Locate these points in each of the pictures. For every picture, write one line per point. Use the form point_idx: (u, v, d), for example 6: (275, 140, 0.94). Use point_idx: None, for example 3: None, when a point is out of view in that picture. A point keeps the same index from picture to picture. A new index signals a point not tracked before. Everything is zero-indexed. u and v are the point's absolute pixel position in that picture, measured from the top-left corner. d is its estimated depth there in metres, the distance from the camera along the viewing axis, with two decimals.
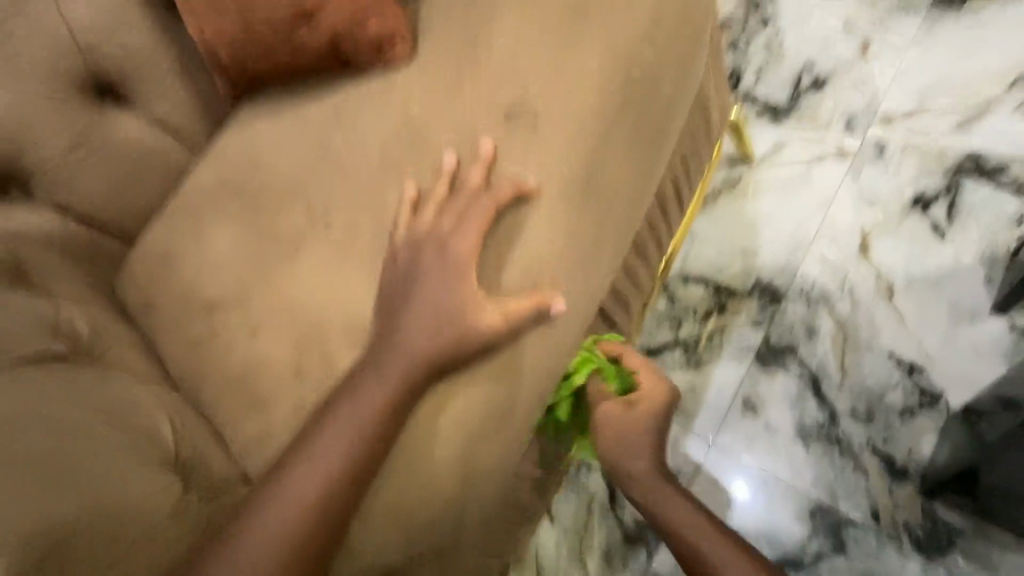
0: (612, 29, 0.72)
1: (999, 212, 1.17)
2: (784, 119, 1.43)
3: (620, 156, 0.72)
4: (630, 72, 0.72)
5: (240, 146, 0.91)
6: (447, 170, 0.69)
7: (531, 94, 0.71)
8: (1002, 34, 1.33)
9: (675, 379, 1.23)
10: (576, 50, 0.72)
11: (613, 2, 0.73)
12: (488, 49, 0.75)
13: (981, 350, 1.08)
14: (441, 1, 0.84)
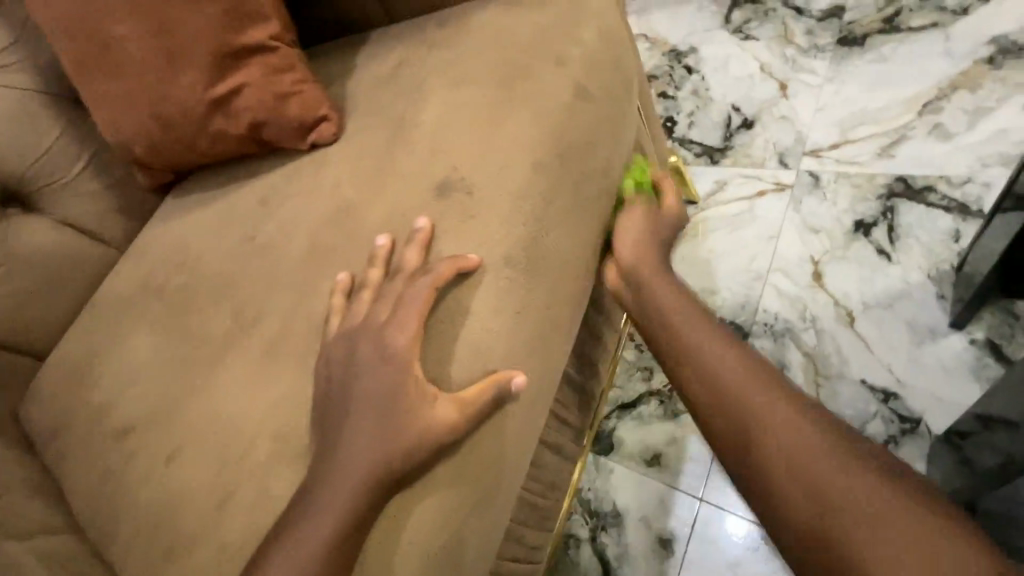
0: (542, 93, 0.71)
1: (935, 230, 1.21)
2: (721, 159, 1.49)
3: (565, 216, 0.68)
4: (566, 131, 0.70)
5: (167, 243, 0.85)
6: (379, 253, 0.64)
7: (464, 163, 0.67)
8: (903, 66, 1.44)
9: (655, 431, 1.18)
10: (508, 118, 0.69)
11: (538, 68, 0.72)
12: (414, 125, 0.72)
13: (950, 368, 1.07)
14: (366, 81, 0.82)
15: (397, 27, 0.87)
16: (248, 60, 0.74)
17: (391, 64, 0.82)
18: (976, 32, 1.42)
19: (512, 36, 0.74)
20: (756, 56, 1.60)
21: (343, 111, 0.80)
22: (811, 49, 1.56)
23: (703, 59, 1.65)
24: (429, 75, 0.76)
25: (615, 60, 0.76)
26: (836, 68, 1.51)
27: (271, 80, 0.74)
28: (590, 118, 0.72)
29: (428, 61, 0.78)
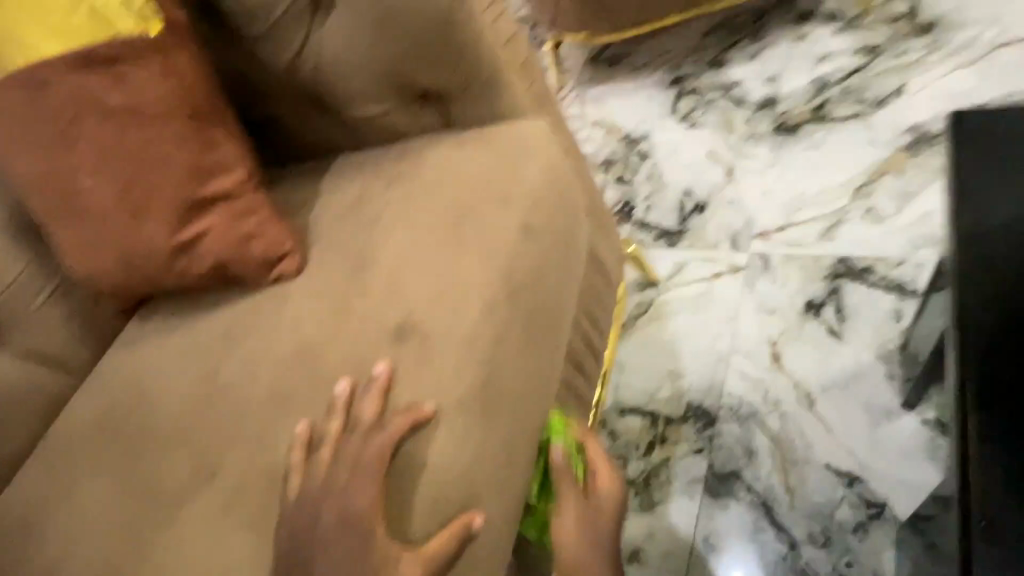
0: (490, 236, 0.75)
1: (879, 310, 1.28)
2: (679, 242, 1.56)
3: (517, 354, 0.72)
4: (516, 273, 0.74)
5: (124, 374, 0.85)
6: (340, 402, 0.67)
7: (419, 310, 0.71)
8: (835, 153, 1.57)
9: (632, 524, 1.19)
10: (460, 260, 0.74)
11: (488, 208, 0.77)
12: (371, 265, 0.76)
13: (907, 450, 1.11)
14: (327, 213, 0.85)
15: (359, 152, 0.92)
16: (211, 207, 0.77)
17: (350, 195, 0.86)
18: (894, 123, 1.56)
19: (463, 177, 0.80)
20: (705, 142, 1.73)
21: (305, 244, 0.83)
22: (750, 136, 1.70)
23: (656, 145, 1.78)
24: (387, 212, 0.80)
25: (559, 192, 0.81)
26: (775, 154, 1.64)
27: (234, 224, 0.77)
28: (537, 255, 0.77)
29: (385, 196, 0.82)
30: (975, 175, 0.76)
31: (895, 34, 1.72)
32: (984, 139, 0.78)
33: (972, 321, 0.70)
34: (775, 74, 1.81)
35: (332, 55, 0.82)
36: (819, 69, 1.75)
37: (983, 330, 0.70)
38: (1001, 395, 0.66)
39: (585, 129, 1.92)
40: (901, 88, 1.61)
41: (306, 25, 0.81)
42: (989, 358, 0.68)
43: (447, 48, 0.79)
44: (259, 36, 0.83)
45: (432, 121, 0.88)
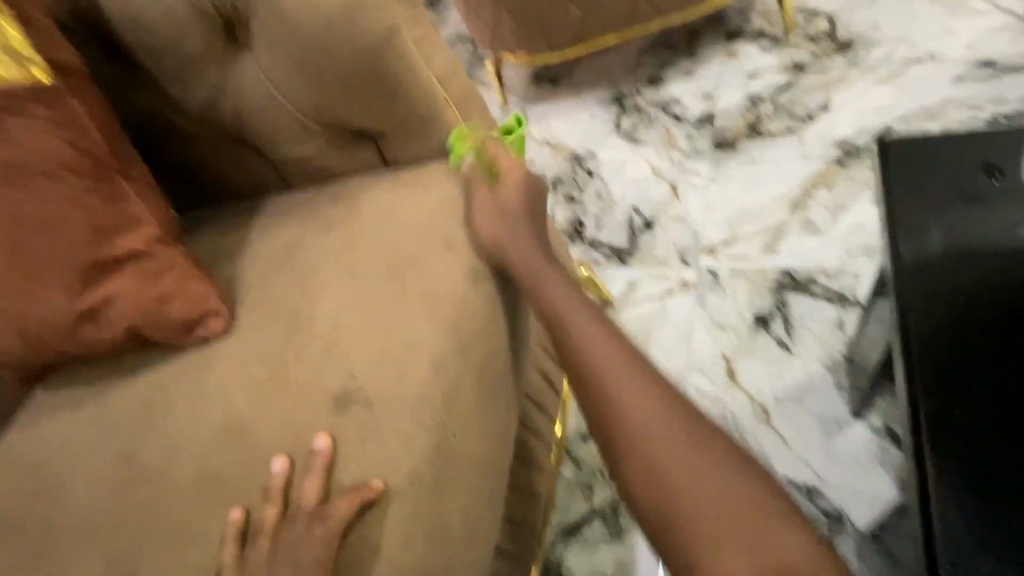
0: (434, 284, 0.71)
1: (824, 320, 1.31)
2: (629, 259, 1.61)
3: (473, 413, 0.67)
4: (465, 325, 0.70)
5: (31, 453, 0.75)
6: (277, 487, 0.62)
7: (362, 376, 0.66)
8: (771, 166, 1.63)
9: (601, 555, 1.19)
10: (406, 314, 0.69)
11: (431, 253, 0.73)
12: (307, 325, 0.70)
13: (860, 458, 1.12)
14: (257, 263, 0.79)
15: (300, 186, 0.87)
16: (119, 268, 0.68)
17: (287, 246, 0.79)
18: (824, 136, 1.62)
19: (403, 220, 0.75)
20: (649, 159, 1.79)
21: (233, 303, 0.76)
22: (692, 152, 1.76)
23: (601, 162, 1.85)
24: (323, 261, 0.75)
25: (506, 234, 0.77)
26: (716, 170, 1.69)
27: (147, 284, 0.68)
28: (487, 303, 0.72)
29: (323, 245, 0.77)
30: (904, 202, 0.77)
31: (818, 52, 1.80)
32: (909, 163, 0.79)
33: (914, 351, 0.71)
34: (709, 91, 1.88)
35: (256, 95, 0.76)
36: (751, 86, 1.82)
37: (926, 359, 0.70)
38: (949, 426, 0.66)
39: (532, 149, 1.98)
40: (827, 103, 1.69)
41: (220, 63, 0.75)
42: (936, 388, 0.68)
43: (378, 85, 0.74)
44: (168, 72, 0.76)
45: (369, 157, 0.83)
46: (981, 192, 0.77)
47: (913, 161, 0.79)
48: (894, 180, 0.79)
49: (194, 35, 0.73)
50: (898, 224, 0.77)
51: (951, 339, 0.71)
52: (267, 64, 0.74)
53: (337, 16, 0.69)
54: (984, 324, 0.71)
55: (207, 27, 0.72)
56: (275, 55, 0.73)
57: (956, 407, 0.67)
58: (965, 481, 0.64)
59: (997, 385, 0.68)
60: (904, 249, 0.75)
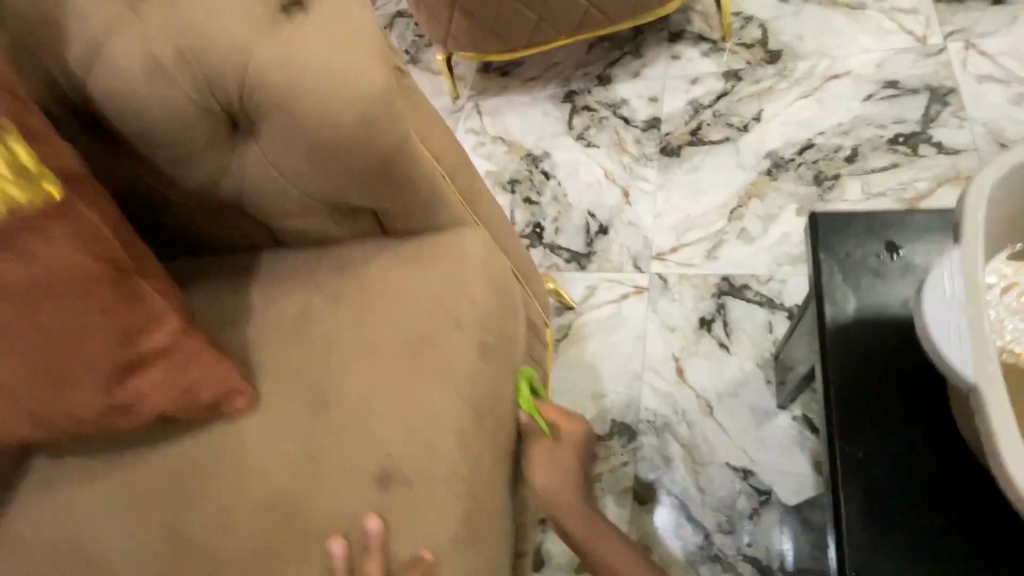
0: (453, 361, 0.79)
1: (755, 322, 1.51)
2: (587, 264, 1.74)
3: (492, 475, 0.79)
4: (483, 399, 0.80)
5: (66, 530, 0.82)
6: (340, 567, 0.71)
7: (399, 456, 0.75)
8: (710, 174, 1.79)
9: None
10: (428, 395, 0.78)
11: (446, 334, 0.81)
12: (339, 408, 0.79)
13: (784, 442, 1.34)
14: (275, 347, 0.85)
15: (304, 251, 0.93)
16: (148, 365, 0.77)
17: (301, 321, 0.85)
18: (757, 146, 1.79)
19: (416, 295, 0.83)
20: (602, 164, 1.90)
21: (260, 381, 0.83)
22: (641, 157, 1.88)
23: (556, 164, 1.94)
24: (343, 344, 0.82)
25: (506, 305, 0.86)
26: (662, 176, 1.83)
27: (170, 373, 0.78)
28: (495, 374, 0.82)
29: (340, 318, 0.83)
30: (834, 275, 0.85)
31: (751, 60, 1.94)
32: (842, 236, 0.87)
33: (833, 398, 0.80)
34: (655, 95, 1.99)
35: (268, 178, 0.84)
36: (692, 92, 1.95)
37: (845, 406, 0.79)
38: (861, 464, 0.77)
39: (486, 146, 2.03)
40: (759, 113, 1.84)
41: (228, 155, 0.84)
42: (851, 434, 0.78)
43: (386, 177, 0.81)
44: (176, 155, 0.84)
45: (368, 226, 0.90)
46: (881, 267, 0.85)
47: (846, 235, 0.87)
48: (829, 254, 0.86)
49: (200, 130, 0.81)
50: (829, 296, 0.84)
51: (862, 389, 0.80)
52: (276, 154, 0.81)
53: (353, 129, 0.76)
54: (890, 374, 0.80)
55: (211, 121, 0.81)
56: (286, 149, 0.80)
57: (866, 447, 0.77)
58: (875, 517, 0.74)
59: (897, 425, 0.78)
60: (831, 317, 0.83)
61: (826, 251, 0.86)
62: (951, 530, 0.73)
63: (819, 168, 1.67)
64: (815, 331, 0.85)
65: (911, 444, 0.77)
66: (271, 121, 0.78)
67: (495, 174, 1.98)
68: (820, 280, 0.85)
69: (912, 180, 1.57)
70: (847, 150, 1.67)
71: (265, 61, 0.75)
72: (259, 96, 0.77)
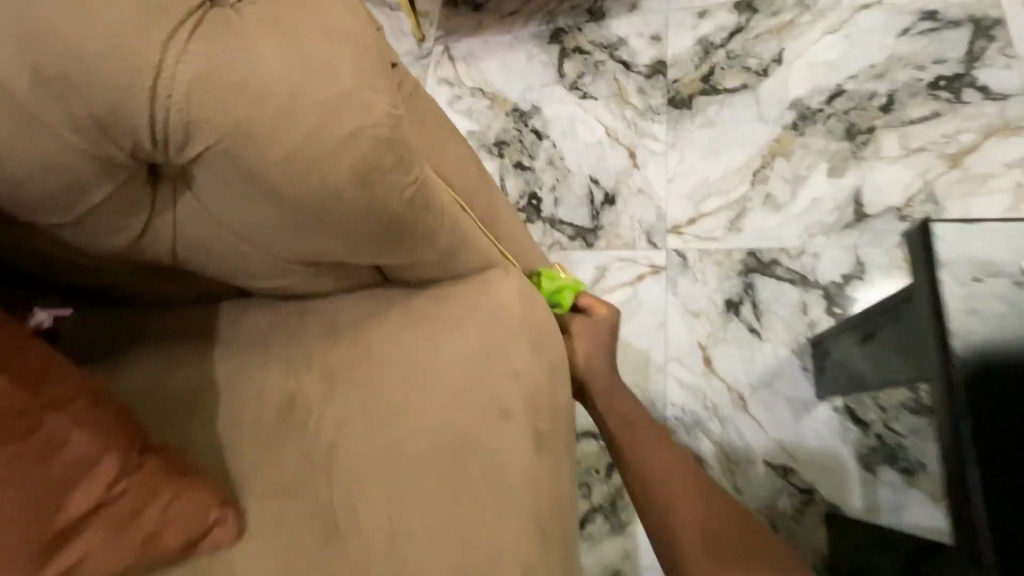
0: (500, 452, 0.74)
1: (788, 302, 1.37)
2: (594, 241, 1.54)
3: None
4: (539, 499, 0.73)
5: None
6: None
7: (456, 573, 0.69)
8: (728, 129, 1.57)
9: (607, 548, 1.30)
10: (472, 487, 0.73)
11: (486, 417, 0.76)
12: (374, 508, 0.73)
13: (825, 436, 1.26)
14: (283, 440, 0.78)
15: (301, 304, 0.85)
16: (88, 523, 0.67)
17: (328, 420, 0.78)
18: (778, 94, 1.56)
19: (441, 369, 0.78)
20: (603, 119, 1.65)
21: (277, 478, 0.76)
22: (647, 111, 1.63)
23: (548, 121, 1.68)
24: (365, 423, 0.77)
25: (549, 373, 0.80)
26: (673, 134, 1.60)
27: (121, 537, 0.68)
28: (544, 455, 0.76)
29: (367, 411, 0.78)
30: (956, 292, 0.71)
31: None
32: (958, 252, 0.73)
33: (979, 462, 0.64)
34: (657, 32, 1.71)
35: (246, 236, 0.73)
36: (700, 28, 1.68)
37: (989, 461, 0.64)
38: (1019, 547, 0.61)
39: (464, 101, 1.74)
40: (780, 54, 1.60)
41: (144, 211, 0.72)
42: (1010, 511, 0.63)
43: (394, 231, 0.72)
44: (68, 221, 0.71)
45: (368, 276, 0.84)
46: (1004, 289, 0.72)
47: (962, 251, 0.73)
48: (950, 274, 0.72)
49: (116, 181, 0.68)
50: (954, 328, 0.70)
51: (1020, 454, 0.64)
52: (251, 213, 0.69)
53: (351, 182, 0.66)
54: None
55: (126, 170, 0.68)
56: (261, 207, 0.68)
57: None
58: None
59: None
60: (961, 352, 0.68)
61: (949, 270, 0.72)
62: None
63: (852, 120, 1.48)
64: (935, 366, 0.70)
65: None
66: (238, 180, 0.66)
67: (478, 136, 1.71)
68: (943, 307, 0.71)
69: (956, 132, 1.41)
70: (881, 99, 1.47)
71: (233, 112, 0.62)
72: (209, 141, 0.63)
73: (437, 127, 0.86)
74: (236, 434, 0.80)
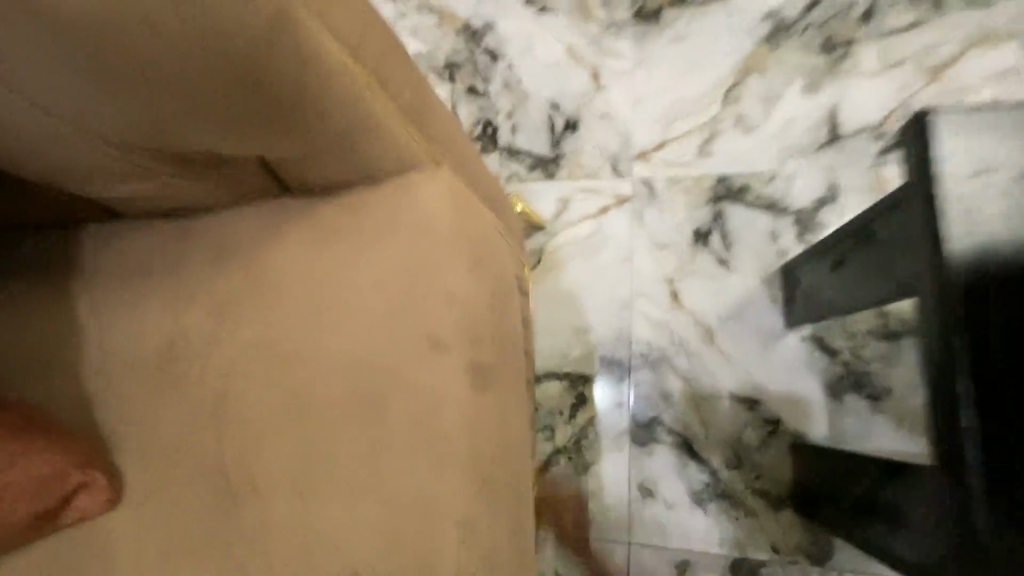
0: (441, 385, 0.71)
1: (757, 231, 1.30)
2: (555, 171, 1.41)
3: (495, 527, 0.70)
4: (480, 437, 0.72)
5: None
6: None
7: (407, 506, 0.68)
8: (699, 43, 1.42)
9: (572, 488, 1.25)
10: (417, 424, 0.70)
11: (429, 349, 0.72)
12: (320, 447, 0.70)
13: (793, 366, 1.22)
14: (214, 376, 0.74)
15: (190, 222, 0.80)
16: None
17: (241, 350, 0.74)
18: (753, 5, 1.41)
19: (369, 286, 0.74)
20: (562, 37, 1.48)
21: (213, 420, 0.73)
22: (611, 26, 1.47)
23: (503, 40, 1.50)
24: (303, 358, 0.73)
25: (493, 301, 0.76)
26: (640, 51, 1.45)
27: None
28: (489, 389, 0.74)
29: (300, 339, 0.73)
30: (950, 193, 0.65)
31: None
32: (953, 144, 0.66)
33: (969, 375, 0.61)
34: None
35: (117, 140, 0.67)
36: None
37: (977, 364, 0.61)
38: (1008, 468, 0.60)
39: (408, 17, 1.54)
40: None
41: None
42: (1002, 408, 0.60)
43: (296, 124, 0.66)
44: None
45: (267, 184, 0.78)
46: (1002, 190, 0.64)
47: (957, 144, 0.66)
48: (951, 171, 0.65)
49: None
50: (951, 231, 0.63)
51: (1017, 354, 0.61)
52: (127, 108, 0.63)
53: (263, 49, 0.59)
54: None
55: None
56: (145, 103, 0.62)
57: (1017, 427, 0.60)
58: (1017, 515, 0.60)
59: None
60: (957, 259, 0.63)
61: (955, 163, 0.65)
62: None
63: (831, 32, 1.36)
64: (930, 275, 0.65)
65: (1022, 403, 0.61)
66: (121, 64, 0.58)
67: (425, 57, 1.53)
68: (944, 204, 0.64)
69: (937, 45, 1.31)
70: (862, 9, 1.35)
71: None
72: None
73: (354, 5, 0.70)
74: (138, 376, 0.76)
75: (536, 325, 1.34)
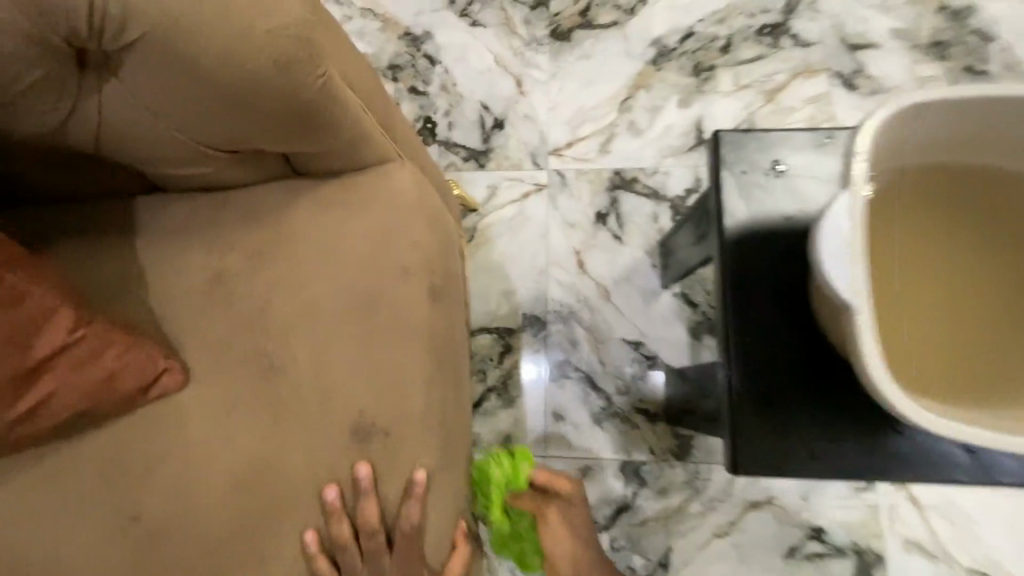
0: (405, 311, 0.99)
1: (642, 213, 1.66)
2: (485, 161, 1.70)
3: (447, 408, 1.00)
4: (435, 347, 1.01)
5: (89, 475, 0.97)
6: (367, 481, 0.95)
7: (383, 391, 0.97)
8: (601, 61, 1.76)
9: (501, 418, 1.56)
10: (386, 338, 0.98)
11: (395, 286, 0.99)
12: (322, 355, 0.99)
13: (667, 316, 1.60)
14: (242, 308, 1.01)
15: (220, 196, 1.04)
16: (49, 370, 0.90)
17: (253, 290, 1.01)
18: (642, 32, 1.77)
19: (348, 243, 1.00)
20: (491, 48, 1.76)
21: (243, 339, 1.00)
22: (531, 42, 1.77)
23: (440, 48, 1.76)
24: (305, 294, 1.00)
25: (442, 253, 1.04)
26: (554, 64, 1.76)
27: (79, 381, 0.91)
28: (441, 314, 1.02)
29: (302, 281, 1.00)
30: (731, 186, 0.99)
31: None
32: (734, 157, 1.00)
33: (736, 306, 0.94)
34: None
35: (172, 137, 0.92)
36: None
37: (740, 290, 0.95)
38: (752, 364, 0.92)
39: (356, 22, 1.77)
40: None
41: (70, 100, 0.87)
42: (743, 322, 0.94)
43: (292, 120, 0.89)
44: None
45: (278, 167, 1.02)
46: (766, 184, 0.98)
47: (736, 157, 1.00)
48: (731, 173, 0.99)
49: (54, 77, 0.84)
50: (727, 211, 0.98)
51: (761, 286, 0.94)
52: (179, 113, 0.87)
53: (255, 65, 0.82)
54: (786, 272, 0.95)
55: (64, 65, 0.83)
56: (191, 109, 0.86)
57: (754, 334, 0.93)
58: (767, 392, 0.92)
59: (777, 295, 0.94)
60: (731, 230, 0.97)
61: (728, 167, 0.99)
62: (821, 396, 0.92)
63: (698, 58, 1.75)
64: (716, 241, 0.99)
65: (777, 321, 0.94)
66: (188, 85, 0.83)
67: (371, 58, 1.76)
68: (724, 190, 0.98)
69: (773, 73, 1.73)
70: (720, 42, 1.75)
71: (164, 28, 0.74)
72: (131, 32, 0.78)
73: (336, 35, 0.95)
74: (185, 309, 1.02)
75: (472, 289, 1.63)
